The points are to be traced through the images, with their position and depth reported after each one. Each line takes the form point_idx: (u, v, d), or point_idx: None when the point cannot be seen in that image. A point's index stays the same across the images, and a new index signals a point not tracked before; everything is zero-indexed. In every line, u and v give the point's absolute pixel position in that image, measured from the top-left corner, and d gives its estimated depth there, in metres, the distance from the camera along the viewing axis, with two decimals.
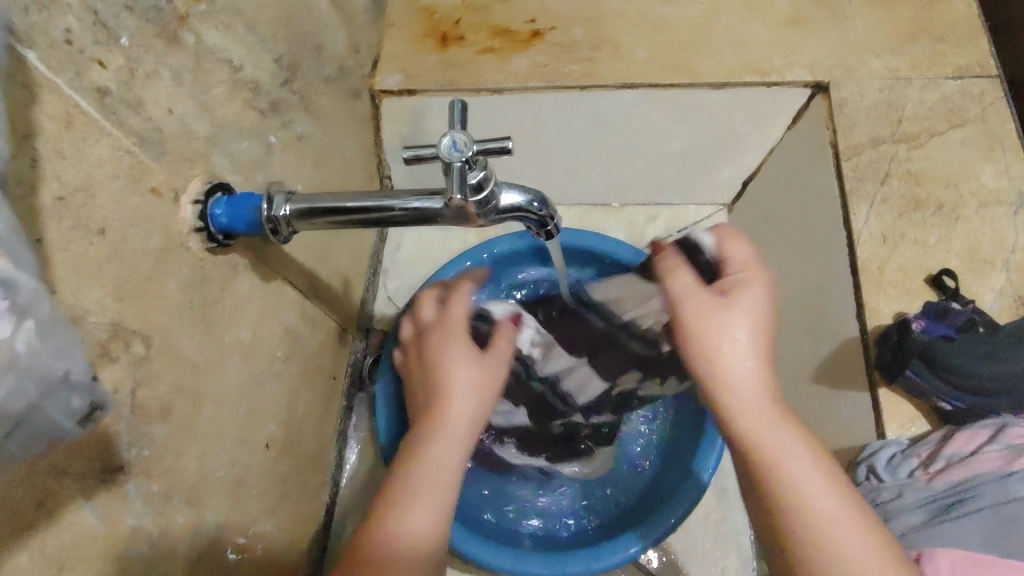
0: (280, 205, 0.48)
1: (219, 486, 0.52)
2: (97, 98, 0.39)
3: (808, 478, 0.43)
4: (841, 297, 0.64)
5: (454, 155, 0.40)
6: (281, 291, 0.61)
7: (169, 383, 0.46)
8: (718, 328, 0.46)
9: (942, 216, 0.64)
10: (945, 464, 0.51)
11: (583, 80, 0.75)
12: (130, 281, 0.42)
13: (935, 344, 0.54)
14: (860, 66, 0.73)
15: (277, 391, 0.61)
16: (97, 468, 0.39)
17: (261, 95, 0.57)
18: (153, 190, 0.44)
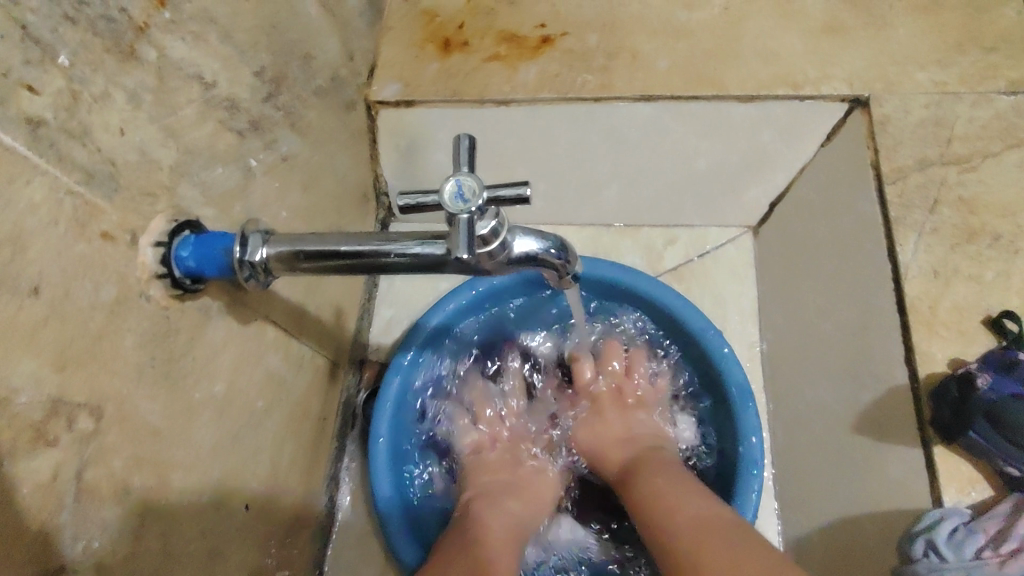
0: (256, 248, 0.42)
1: (190, 563, 0.46)
2: (28, 129, 0.33)
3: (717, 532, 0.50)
4: (886, 339, 0.57)
5: (459, 206, 0.33)
6: (264, 332, 0.55)
7: (125, 457, 0.39)
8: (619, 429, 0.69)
9: (999, 249, 0.58)
10: (1019, 545, 0.44)
11: (598, 91, 0.70)
12: (72, 345, 0.36)
13: (1004, 403, 0.48)
14: (903, 80, 0.66)
15: (258, 443, 0.55)
16: (32, 574, 0.33)
17: (241, 113, 0.51)
18: (104, 235, 0.38)
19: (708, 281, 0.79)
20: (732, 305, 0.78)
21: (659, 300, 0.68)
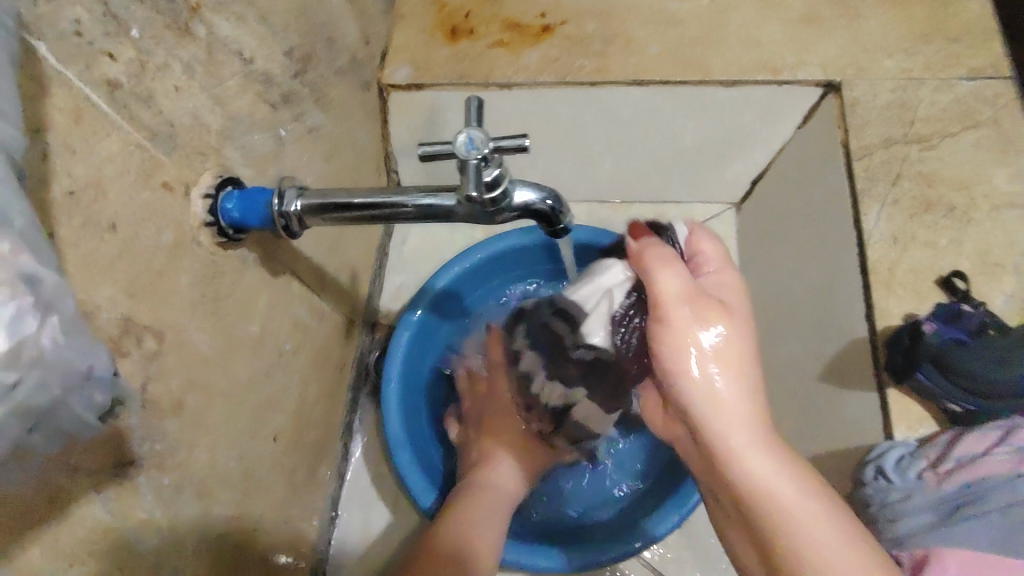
0: (291, 201, 0.48)
1: (229, 479, 0.52)
2: (106, 90, 0.38)
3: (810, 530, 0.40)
4: (849, 297, 0.64)
5: (471, 153, 0.40)
6: (290, 285, 0.61)
7: (180, 378, 0.46)
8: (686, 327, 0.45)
9: (953, 218, 0.64)
10: (954, 465, 0.51)
11: (594, 75, 0.75)
12: (141, 278, 0.41)
13: (949, 350, 0.53)
14: (872, 66, 0.73)
15: (286, 384, 0.61)
16: (109, 464, 0.39)
17: (274, 87, 0.57)
18: (164, 185, 0.43)
19: None
20: None
21: None
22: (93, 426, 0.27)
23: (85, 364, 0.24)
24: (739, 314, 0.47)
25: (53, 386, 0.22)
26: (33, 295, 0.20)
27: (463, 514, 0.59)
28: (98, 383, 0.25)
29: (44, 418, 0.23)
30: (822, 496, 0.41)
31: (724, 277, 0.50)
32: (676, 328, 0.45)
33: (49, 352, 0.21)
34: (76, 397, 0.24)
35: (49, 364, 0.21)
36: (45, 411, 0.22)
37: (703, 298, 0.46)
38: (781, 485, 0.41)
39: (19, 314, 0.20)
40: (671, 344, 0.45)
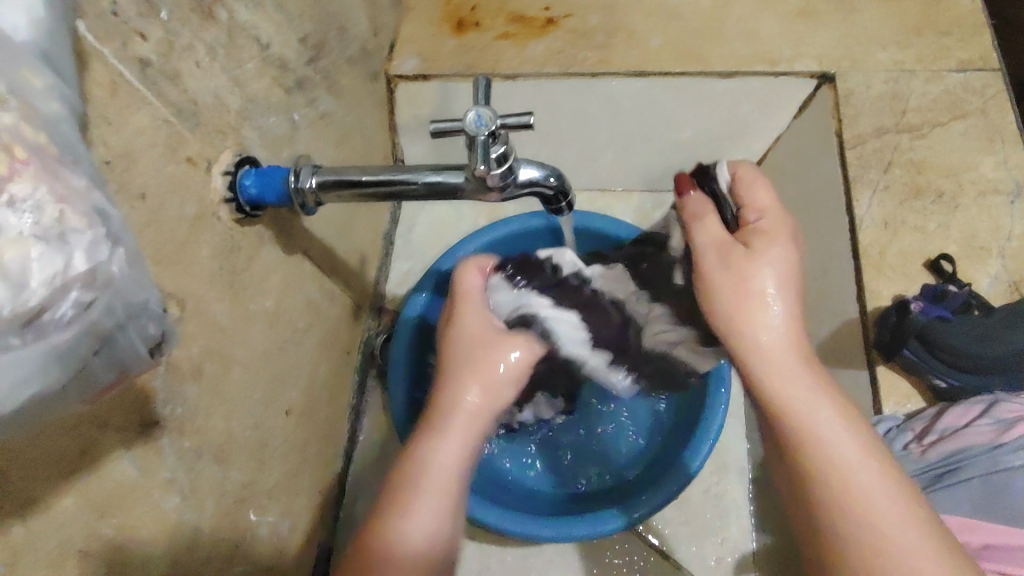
0: (307, 177, 0.51)
1: (244, 447, 0.55)
2: (139, 68, 0.41)
3: (845, 451, 0.42)
4: (841, 281, 0.66)
5: (480, 129, 0.42)
6: (303, 264, 0.63)
7: (201, 346, 0.48)
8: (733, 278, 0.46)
9: (941, 204, 0.66)
10: (938, 437, 0.53)
11: (596, 66, 0.77)
12: (166, 247, 0.44)
13: (932, 324, 0.56)
14: (866, 58, 0.75)
15: (298, 359, 0.64)
16: (135, 422, 0.41)
17: (289, 72, 0.59)
18: (189, 160, 0.46)
19: None
20: None
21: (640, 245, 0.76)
22: (144, 361, 0.29)
23: (141, 298, 0.27)
24: (771, 255, 0.46)
25: (118, 310, 0.25)
26: (103, 226, 0.23)
27: (407, 504, 0.45)
28: (148, 315, 0.27)
29: (108, 342, 0.25)
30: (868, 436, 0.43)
31: (779, 240, 0.47)
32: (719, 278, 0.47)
33: (118, 278, 0.24)
34: (133, 328, 0.27)
35: (115, 291, 0.24)
36: (110, 332, 0.25)
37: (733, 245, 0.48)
38: (848, 451, 0.42)
39: (95, 240, 0.22)
40: (728, 305, 0.46)
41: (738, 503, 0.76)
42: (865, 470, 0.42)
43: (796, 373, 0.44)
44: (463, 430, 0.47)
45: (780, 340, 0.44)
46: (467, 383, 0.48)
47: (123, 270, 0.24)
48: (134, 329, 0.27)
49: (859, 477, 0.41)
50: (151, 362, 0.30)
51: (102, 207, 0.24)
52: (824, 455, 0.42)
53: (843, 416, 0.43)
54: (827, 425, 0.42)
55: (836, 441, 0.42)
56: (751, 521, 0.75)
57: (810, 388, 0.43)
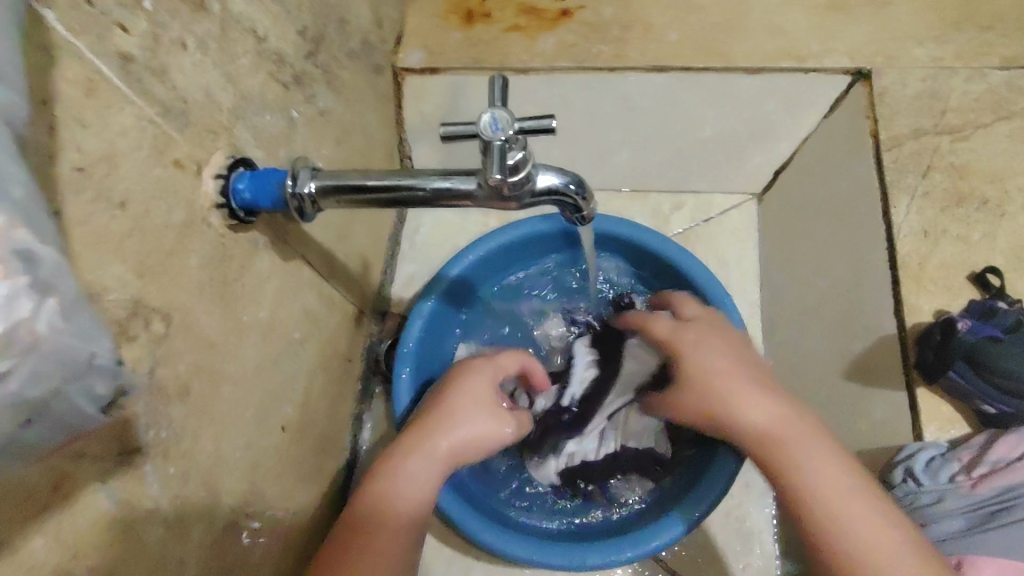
0: (305, 181, 0.47)
1: (236, 469, 0.51)
2: (119, 63, 0.37)
3: (837, 492, 0.48)
4: (876, 293, 0.62)
5: (495, 133, 0.38)
6: (300, 271, 0.60)
7: (188, 363, 0.44)
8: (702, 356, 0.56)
9: (986, 212, 0.62)
10: (989, 469, 0.49)
11: (613, 61, 0.74)
12: (151, 256, 0.40)
13: (981, 345, 0.52)
14: (902, 54, 0.70)
15: (295, 372, 0.60)
16: (114, 452, 0.38)
17: (285, 67, 0.55)
18: (176, 162, 0.42)
19: (713, 243, 0.85)
20: (733, 264, 0.84)
21: (660, 251, 0.72)
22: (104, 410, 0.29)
23: (87, 354, 0.24)
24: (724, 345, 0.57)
25: (50, 375, 0.22)
26: (26, 275, 0.21)
27: (389, 486, 0.51)
28: (97, 372, 0.25)
29: (42, 409, 0.23)
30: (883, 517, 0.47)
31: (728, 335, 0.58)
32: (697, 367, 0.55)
33: (48, 338, 0.22)
34: (79, 390, 0.25)
35: (43, 351, 0.22)
36: (39, 402, 0.23)
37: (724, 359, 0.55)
38: (830, 469, 0.49)
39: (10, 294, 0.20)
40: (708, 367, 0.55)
41: (760, 526, 0.72)
42: (853, 506, 0.47)
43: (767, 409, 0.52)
44: (435, 452, 0.53)
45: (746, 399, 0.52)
46: (457, 398, 0.56)
47: (54, 328, 0.22)
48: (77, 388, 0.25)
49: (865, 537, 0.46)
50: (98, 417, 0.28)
51: (27, 250, 0.21)
52: (817, 495, 0.48)
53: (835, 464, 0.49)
54: (828, 478, 0.48)
55: (823, 470, 0.48)
56: (775, 546, 0.72)
57: (794, 428, 0.50)
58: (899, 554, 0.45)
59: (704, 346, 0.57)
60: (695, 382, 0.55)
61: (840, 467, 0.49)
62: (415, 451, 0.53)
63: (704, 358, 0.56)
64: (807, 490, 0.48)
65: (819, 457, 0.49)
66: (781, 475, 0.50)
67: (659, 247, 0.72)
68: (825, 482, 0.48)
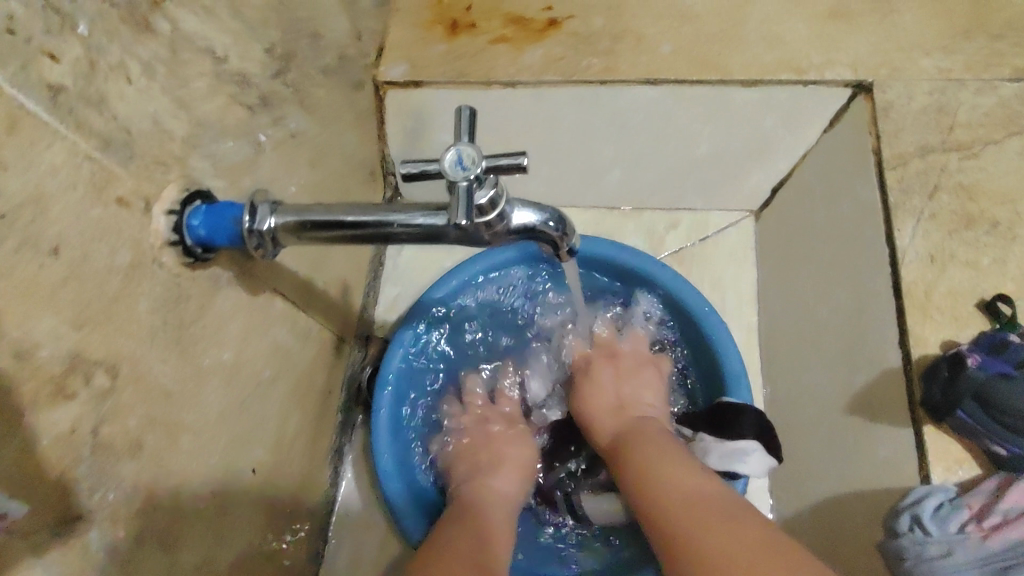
0: (264, 218, 0.44)
1: (200, 519, 0.48)
2: (48, 96, 0.34)
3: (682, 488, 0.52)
4: (880, 323, 0.58)
5: (459, 173, 0.35)
6: (271, 304, 0.57)
7: (139, 415, 0.41)
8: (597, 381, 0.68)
9: (997, 235, 0.58)
10: (1001, 520, 0.46)
11: (603, 74, 0.70)
12: (92, 305, 0.37)
13: (992, 382, 0.49)
14: (907, 65, 0.67)
15: (267, 409, 0.57)
16: (49, 521, 0.35)
17: (250, 88, 0.52)
18: (120, 201, 0.39)
19: (708, 263, 0.82)
20: (730, 285, 0.81)
21: (643, 270, 0.70)
22: None
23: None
24: (609, 377, 0.68)
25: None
26: None
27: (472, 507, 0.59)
28: None
29: None
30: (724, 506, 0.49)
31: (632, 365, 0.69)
32: (588, 381, 0.69)
33: None
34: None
35: None
36: None
37: (607, 378, 0.68)
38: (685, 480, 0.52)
39: None
40: (596, 378, 0.68)
41: None
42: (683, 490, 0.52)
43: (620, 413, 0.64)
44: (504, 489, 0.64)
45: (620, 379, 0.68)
46: (514, 450, 0.68)
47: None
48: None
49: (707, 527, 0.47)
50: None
51: None
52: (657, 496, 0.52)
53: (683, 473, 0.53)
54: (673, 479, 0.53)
55: (672, 474, 0.53)
56: None
57: (641, 438, 0.60)
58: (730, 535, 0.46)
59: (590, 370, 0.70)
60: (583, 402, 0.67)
61: (712, 481, 0.52)
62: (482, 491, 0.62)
63: (600, 374, 0.69)
64: (669, 508, 0.50)
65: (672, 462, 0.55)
66: (642, 487, 0.54)
67: (645, 269, 0.70)
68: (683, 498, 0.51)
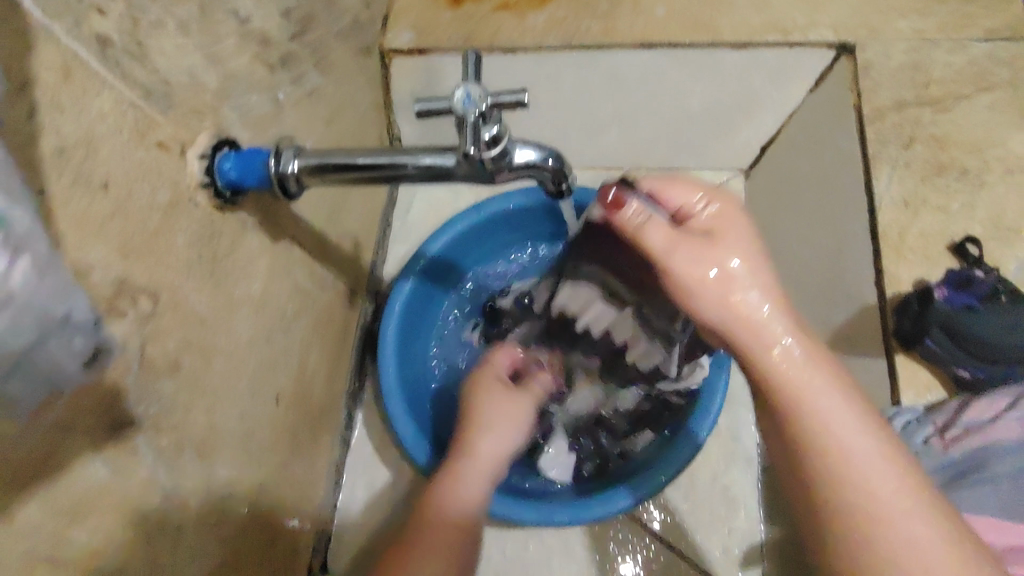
0: (288, 161, 0.47)
1: (231, 440, 0.53)
2: (97, 47, 0.38)
3: (838, 416, 0.41)
4: (859, 262, 0.63)
5: (469, 108, 0.39)
6: (291, 250, 0.61)
7: (178, 340, 0.45)
8: (726, 261, 0.43)
9: (966, 182, 0.62)
10: (961, 431, 0.50)
11: (601, 38, 0.73)
12: (136, 236, 0.41)
13: (957, 313, 0.53)
14: (887, 27, 0.70)
15: (289, 347, 0.61)
16: (106, 423, 0.39)
17: (271, 48, 0.56)
18: (160, 145, 0.43)
19: None
20: None
21: None
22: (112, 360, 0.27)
23: (61, 308, 0.22)
24: (734, 234, 0.44)
25: (28, 327, 0.20)
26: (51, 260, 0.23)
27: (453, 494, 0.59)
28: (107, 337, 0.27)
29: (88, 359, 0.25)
30: (869, 435, 0.41)
31: (735, 249, 0.43)
32: (715, 251, 0.43)
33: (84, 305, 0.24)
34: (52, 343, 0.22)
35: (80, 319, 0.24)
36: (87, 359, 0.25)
37: (698, 238, 0.44)
38: (847, 434, 0.41)
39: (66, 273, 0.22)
40: (731, 264, 0.43)
41: (746, 493, 0.74)
42: (851, 428, 0.41)
43: (794, 353, 0.42)
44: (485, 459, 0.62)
45: (733, 306, 0.42)
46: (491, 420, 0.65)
47: (31, 277, 0.19)
48: (57, 341, 0.22)
49: (859, 463, 0.40)
50: (88, 374, 0.26)
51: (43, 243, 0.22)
52: (819, 430, 0.41)
53: (849, 408, 0.41)
54: (826, 405, 0.41)
55: (823, 412, 0.41)
56: (760, 511, 0.73)
57: (799, 364, 0.42)
58: (858, 453, 0.41)
59: (710, 227, 0.45)
60: (689, 296, 0.43)
61: (851, 412, 0.41)
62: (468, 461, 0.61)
63: (707, 252, 0.43)
64: (839, 455, 0.41)
65: (829, 389, 0.42)
66: (801, 437, 0.41)
67: None
68: (836, 432, 0.41)
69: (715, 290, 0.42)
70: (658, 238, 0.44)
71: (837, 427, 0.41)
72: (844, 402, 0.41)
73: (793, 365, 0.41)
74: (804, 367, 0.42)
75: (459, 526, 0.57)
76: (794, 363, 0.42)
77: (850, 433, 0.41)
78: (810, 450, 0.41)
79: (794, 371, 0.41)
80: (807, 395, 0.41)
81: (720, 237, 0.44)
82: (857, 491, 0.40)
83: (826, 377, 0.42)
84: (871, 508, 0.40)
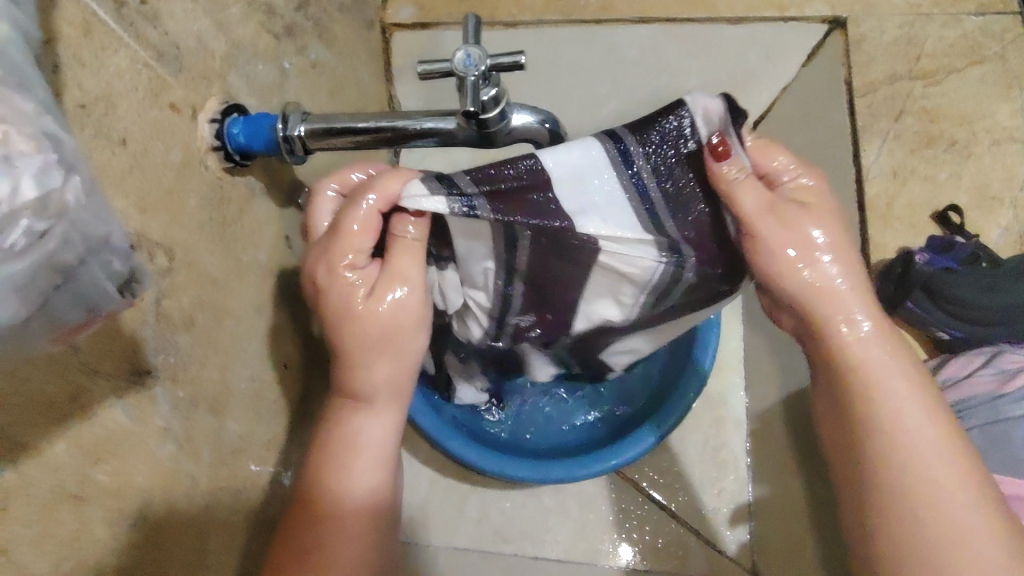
0: (295, 125, 0.50)
1: (241, 397, 0.55)
2: (114, 9, 0.40)
3: (915, 422, 0.47)
4: (848, 232, 0.65)
5: (469, 69, 0.41)
6: (296, 218, 0.63)
7: (191, 296, 0.47)
8: (810, 237, 0.48)
9: (954, 152, 0.65)
10: (937, 387, 0.55)
11: (600, 13, 0.76)
12: (152, 193, 0.43)
13: (938, 275, 0.57)
14: (881, 2, 0.71)
15: (294, 312, 0.64)
16: (125, 369, 0.41)
17: (276, 19, 0.57)
18: (172, 106, 0.45)
19: None
20: None
21: None
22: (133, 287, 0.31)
23: (102, 232, 0.26)
24: (821, 207, 0.49)
25: (76, 243, 0.24)
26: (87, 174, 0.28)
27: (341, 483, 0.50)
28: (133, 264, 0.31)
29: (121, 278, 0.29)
30: (942, 441, 0.47)
31: (816, 225, 0.48)
32: (799, 222, 0.48)
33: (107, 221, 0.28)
34: (97, 262, 0.26)
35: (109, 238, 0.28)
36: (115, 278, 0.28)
37: (787, 203, 0.48)
38: (913, 417, 0.47)
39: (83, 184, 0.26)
40: (815, 237, 0.48)
41: (736, 456, 0.77)
42: (924, 429, 0.47)
43: (872, 358, 0.48)
44: (385, 398, 0.51)
45: (796, 275, 0.48)
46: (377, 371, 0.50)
47: (79, 200, 0.24)
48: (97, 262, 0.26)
49: (928, 459, 0.46)
50: (125, 300, 0.30)
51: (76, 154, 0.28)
52: (897, 434, 0.47)
53: (925, 413, 0.47)
54: (908, 411, 0.47)
55: (897, 412, 0.47)
56: (748, 473, 0.76)
57: (874, 360, 0.48)
58: (928, 454, 0.46)
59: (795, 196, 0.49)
60: (767, 268, 0.48)
61: (930, 417, 0.47)
62: (350, 444, 0.50)
63: (803, 225, 0.48)
64: (909, 459, 0.46)
65: (914, 397, 0.48)
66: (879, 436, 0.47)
67: None
68: (910, 430, 0.47)
69: (797, 265, 0.48)
70: (749, 202, 0.47)
71: (913, 431, 0.47)
72: (924, 405, 0.48)
73: (868, 352, 0.48)
74: (879, 362, 0.48)
75: (364, 509, 0.51)
76: (864, 341, 0.48)
77: (920, 437, 0.47)
78: (880, 448, 0.47)
79: (873, 371, 0.48)
80: (885, 398, 0.47)
81: (811, 209, 0.48)
82: (919, 487, 0.46)
83: (918, 385, 0.48)
84: (931, 501, 0.45)
